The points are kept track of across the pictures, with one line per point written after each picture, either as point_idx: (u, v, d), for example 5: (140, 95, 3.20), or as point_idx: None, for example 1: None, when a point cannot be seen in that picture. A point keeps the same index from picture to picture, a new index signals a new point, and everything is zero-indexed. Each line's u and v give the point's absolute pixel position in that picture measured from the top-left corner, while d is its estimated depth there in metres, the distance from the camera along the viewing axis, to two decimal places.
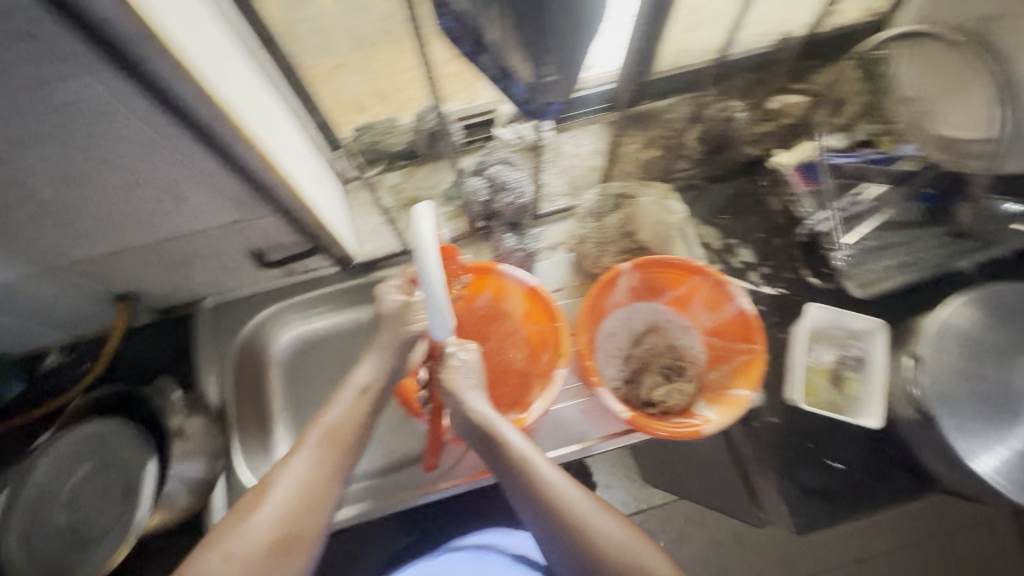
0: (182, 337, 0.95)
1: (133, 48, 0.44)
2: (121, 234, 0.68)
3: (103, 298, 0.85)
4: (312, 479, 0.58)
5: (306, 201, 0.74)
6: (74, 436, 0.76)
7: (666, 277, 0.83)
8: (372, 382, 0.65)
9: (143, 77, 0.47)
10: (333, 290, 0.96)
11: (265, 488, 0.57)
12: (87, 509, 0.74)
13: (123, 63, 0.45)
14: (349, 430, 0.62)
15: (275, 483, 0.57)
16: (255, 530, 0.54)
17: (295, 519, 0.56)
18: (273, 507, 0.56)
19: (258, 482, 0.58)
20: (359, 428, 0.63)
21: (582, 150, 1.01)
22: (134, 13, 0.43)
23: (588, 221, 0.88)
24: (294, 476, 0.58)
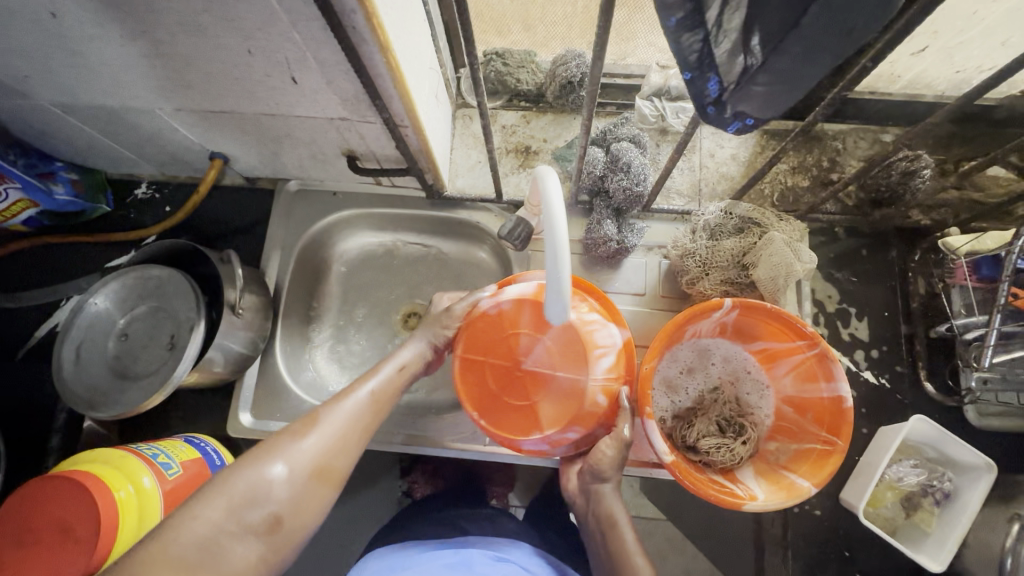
0: (260, 209, 0.94)
1: None
2: (228, 96, 0.64)
3: (199, 153, 0.83)
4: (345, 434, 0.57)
5: (417, 123, 0.67)
6: (137, 275, 0.77)
7: (764, 327, 0.74)
8: (411, 361, 0.69)
9: None
10: (411, 213, 0.90)
11: (314, 419, 0.57)
12: (134, 347, 0.75)
13: None
14: (339, 450, 0.57)
15: (325, 417, 0.57)
16: (299, 456, 0.53)
17: (333, 454, 0.56)
18: (320, 440, 0.56)
19: (309, 413, 0.58)
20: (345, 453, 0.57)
21: (722, 152, 0.88)
22: None
23: (701, 236, 0.78)
24: (337, 421, 0.58)
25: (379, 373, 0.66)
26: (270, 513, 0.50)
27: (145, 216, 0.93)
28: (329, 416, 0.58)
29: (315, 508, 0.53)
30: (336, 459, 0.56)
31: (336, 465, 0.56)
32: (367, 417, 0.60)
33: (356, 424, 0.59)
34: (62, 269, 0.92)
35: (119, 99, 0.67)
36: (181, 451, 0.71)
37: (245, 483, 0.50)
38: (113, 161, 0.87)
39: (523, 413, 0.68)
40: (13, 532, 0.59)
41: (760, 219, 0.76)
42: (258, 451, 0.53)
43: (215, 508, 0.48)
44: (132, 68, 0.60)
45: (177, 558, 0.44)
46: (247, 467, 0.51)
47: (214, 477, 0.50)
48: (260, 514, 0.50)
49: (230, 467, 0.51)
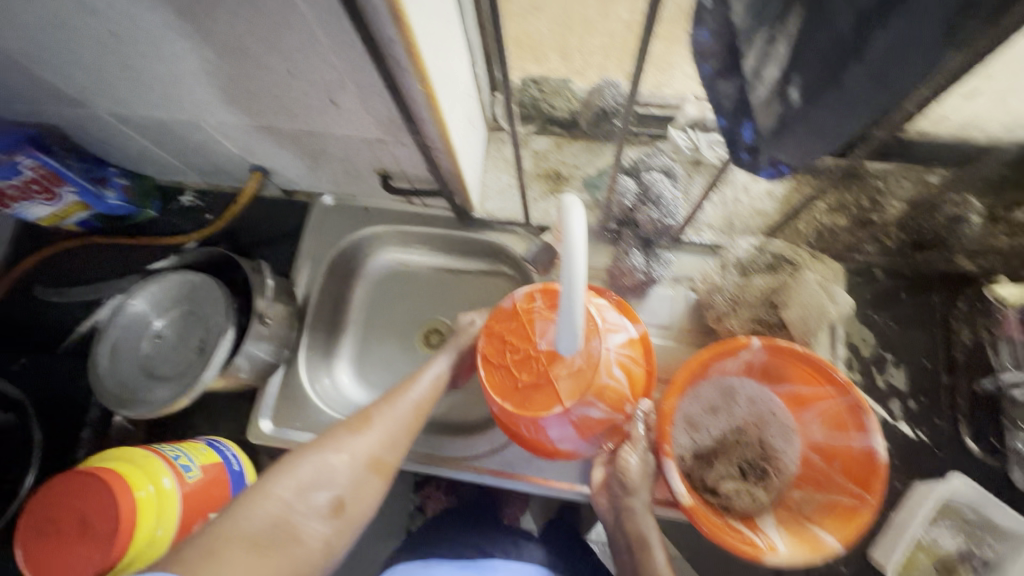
0: (296, 220, 0.96)
1: None
2: (271, 115, 0.67)
3: (242, 165, 0.86)
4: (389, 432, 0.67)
5: (450, 147, 0.68)
6: (174, 278, 0.80)
7: (794, 369, 0.71)
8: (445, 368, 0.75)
9: None
10: (440, 232, 0.91)
11: (366, 419, 0.67)
12: (166, 348, 0.78)
13: None
14: (389, 448, 0.66)
15: (375, 418, 0.67)
16: (356, 452, 0.64)
17: (386, 449, 0.66)
18: (374, 437, 0.66)
19: (361, 412, 0.68)
20: (395, 448, 0.67)
21: (757, 186, 0.86)
22: None
23: (731, 272, 0.76)
24: (386, 422, 0.68)
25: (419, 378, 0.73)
26: (335, 495, 0.62)
27: (187, 222, 0.97)
28: (380, 416, 0.68)
29: (371, 494, 0.64)
30: (387, 453, 0.66)
31: (386, 459, 0.66)
32: (410, 418, 0.69)
33: (400, 423, 0.68)
34: (108, 269, 0.96)
35: (171, 113, 0.71)
36: (202, 454, 0.73)
37: (312, 474, 0.61)
38: (161, 168, 0.92)
39: (543, 393, 0.63)
40: (36, 524, 0.61)
41: (794, 258, 0.74)
42: (321, 444, 0.64)
43: (289, 491, 0.59)
44: (183, 85, 0.63)
45: (255, 533, 0.55)
46: (312, 459, 0.62)
47: (289, 462, 0.61)
48: (327, 497, 0.61)
49: (299, 455, 0.63)
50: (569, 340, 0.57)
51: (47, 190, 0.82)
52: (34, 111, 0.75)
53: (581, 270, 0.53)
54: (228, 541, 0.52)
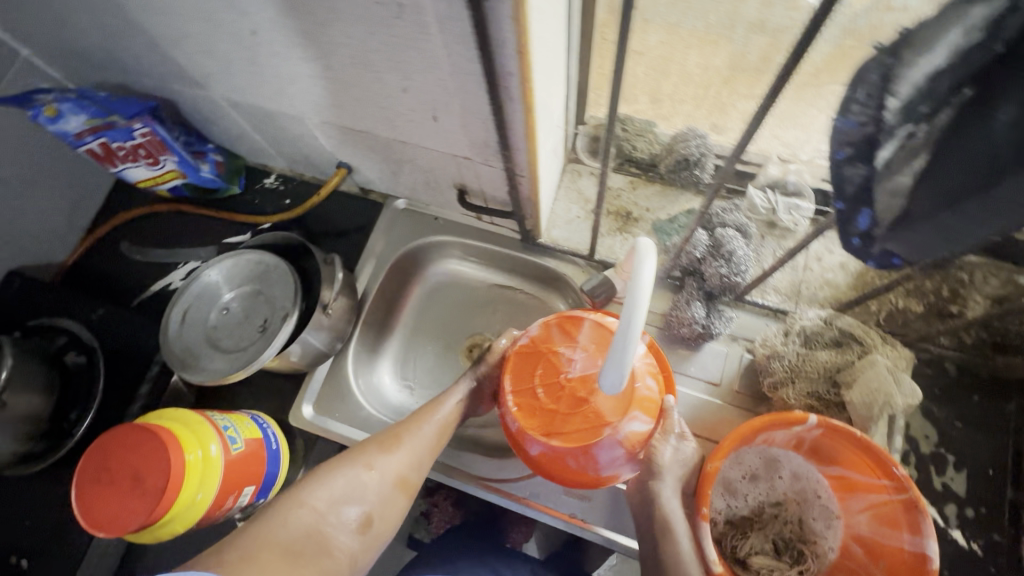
0: (366, 218, 1.00)
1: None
2: (371, 120, 0.70)
3: (328, 159, 0.91)
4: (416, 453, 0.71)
5: (535, 175, 0.69)
6: (250, 256, 0.84)
7: (846, 454, 0.68)
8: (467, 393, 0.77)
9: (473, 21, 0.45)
10: (503, 251, 0.93)
11: (396, 438, 0.71)
12: (232, 321, 0.82)
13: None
14: (415, 467, 0.70)
15: (405, 439, 0.71)
16: (384, 470, 0.69)
17: (413, 468, 0.70)
18: (402, 456, 0.70)
19: (393, 429, 0.72)
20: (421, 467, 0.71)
21: (831, 257, 0.84)
22: None
23: (794, 340, 0.74)
24: (414, 443, 0.71)
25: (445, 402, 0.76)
26: (362, 510, 0.67)
27: (266, 203, 1.02)
28: (409, 438, 0.71)
29: (395, 510, 0.69)
30: (413, 473, 0.71)
31: (411, 479, 0.70)
32: (435, 441, 0.73)
33: (426, 443, 0.72)
34: (187, 236, 1.02)
35: (279, 104, 0.75)
36: (247, 429, 0.76)
37: (342, 487, 0.67)
38: (253, 151, 0.97)
39: (587, 414, 0.64)
40: (94, 469, 0.64)
41: (863, 337, 0.72)
42: (354, 456, 0.69)
43: (320, 501, 0.66)
44: (299, 82, 0.67)
45: (288, 540, 0.62)
46: (343, 471, 0.68)
47: (325, 472, 0.68)
48: (353, 512, 0.67)
49: (334, 466, 0.69)
50: (614, 377, 0.57)
51: (151, 156, 0.89)
52: (157, 85, 0.81)
53: (641, 311, 0.54)
54: (263, 548, 0.60)
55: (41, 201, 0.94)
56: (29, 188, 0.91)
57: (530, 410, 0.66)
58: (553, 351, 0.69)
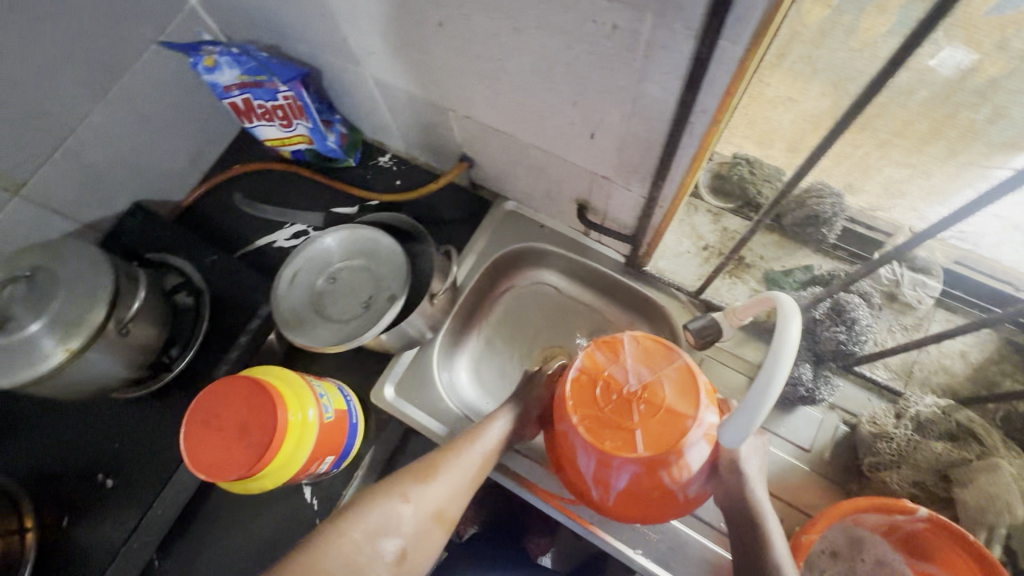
0: (471, 212, 1.01)
1: (721, 33, 0.41)
2: (521, 124, 0.71)
3: (452, 151, 0.92)
4: (457, 483, 0.66)
5: (674, 207, 0.69)
6: (363, 232, 0.86)
7: (943, 556, 0.65)
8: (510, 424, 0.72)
9: (691, 56, 0.44)
10: (602, 271, 0.92)
11: (432, 470, 0.66)
12: (338, 291, 0.84)
13: (698, 34, 0.42)
14: (454, 501, 0.65)
15: (442, 470, 0.66)
16: (422, 502, 0.63)
17: (451, 500, 0.65)
18: (440, 487, 0.64)
19: (428, 460, 0.67)
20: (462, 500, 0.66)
21: (950, 344, 0.80)
22: (754, 10, 0.39)
23: (905, 424, 0.71)
24: (450, 475, 0.66)
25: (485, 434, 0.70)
26: (398, 544, 0.60)
27: (377, 180, 1.05)
28: (446, 469, 0.66)
29: (431, 547, 0.63)
30: (450, 506, 0.65)
31: (448, 512, 0.65)
32: (475, 473, 0.68)
33: (467, 473, 0.67)
34: (297, 198, 1.05)
35: (430, 93, 0.77)
36: (335, 399, 0.78)
37: (380, 516, 0.61)
38: (378, 130, 1.00)
39: (672, 418, 0.60)
40: (204, 412, 0.67)
41: (984, 437, 0.68)
42: (388, 486, 0.64)
43: (356, 533, 0.59)
44: (462, 77, 0.68)
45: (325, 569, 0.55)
46: (379, 500, 0.62)
47: (357, 504, 0.62)
48: (390, 545, 0.60)
49: (367, 496, 0.63)
50: (737, 433, 0.56)
51: (286, 118, 0.92)
52: (312, 53, 0.83)
53: (782, 377, 0.52)
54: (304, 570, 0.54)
55: (175, 142, 0.98)
56: (169, 129, 0.96)
57: (607, 431, 0.60)
58: (605, 375, 0.63)
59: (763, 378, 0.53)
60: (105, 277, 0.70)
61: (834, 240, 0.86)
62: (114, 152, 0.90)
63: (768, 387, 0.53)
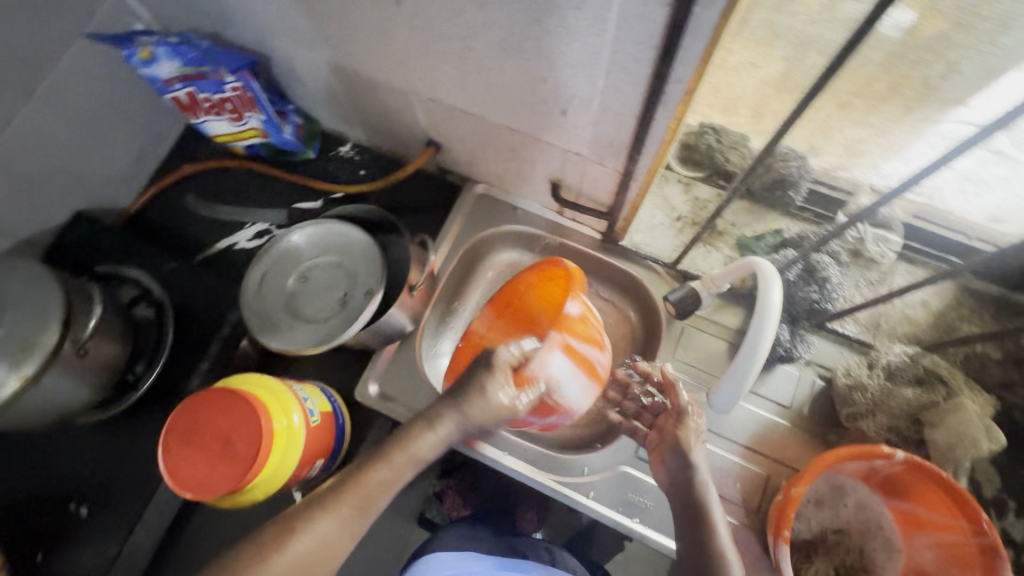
0: (441, 198, 0.99)
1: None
2: (490, 104, 0.69)
3: (418, 136, 0.89)
4: (321, 541, 0.52)
5: (649, 180, 0.69)
6: (331, 227, 0.83)
7: (918, 492, 0.70)
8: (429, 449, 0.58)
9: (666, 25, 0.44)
10: (578, 249, 0.92)
11: (283, 536, 0.52)
12: (311, 290, 0.81)
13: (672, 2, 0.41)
14: (313, 567, 0.51)
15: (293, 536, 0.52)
16: None
17: (303, 570, 0.51)
18: (290, 558, 0.51)
19: (284, 518, 0.54)
20: (328, 563, 0.52)
21: (914, 294, 0.84)
22: None
23: (879, 374, 0.74)
24: (313, 534, 0.52)
25: (379, 462, 0.56)
26: None
27: (340, 171, 1.01)
28: (295, 537, 0.52)
29: None
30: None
31: None
32: (351, 525, 0.54)
33: (337, 525, 0.53)
34: (255, 196, 1.00)
35: (392, 77, 0.74)
36: (320, 401, 0.76)
37: None
38: (336, 118, 0.95)
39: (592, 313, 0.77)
40: (184, 427, 0.63)
41: (947, 378, 0.72)
42: (230, 565, 0.50)
43: None
44: (425, 59, 0.65)
45: None
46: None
47: None
48: None
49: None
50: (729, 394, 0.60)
51: (236, 111, 0.86)
52: (259, 40, 0.78)
53: (768, 340, 0.56)
54: None
55: (114, 144, 0.91)
56: (107, 130, 0.89)
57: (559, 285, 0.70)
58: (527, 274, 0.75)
59: (751, 341, 0.57)
60: (53, 295, 0.65)
61: (800, 202, 0.87)
62: (49, 160, 0.83)
63: (756, 350, 0.56)
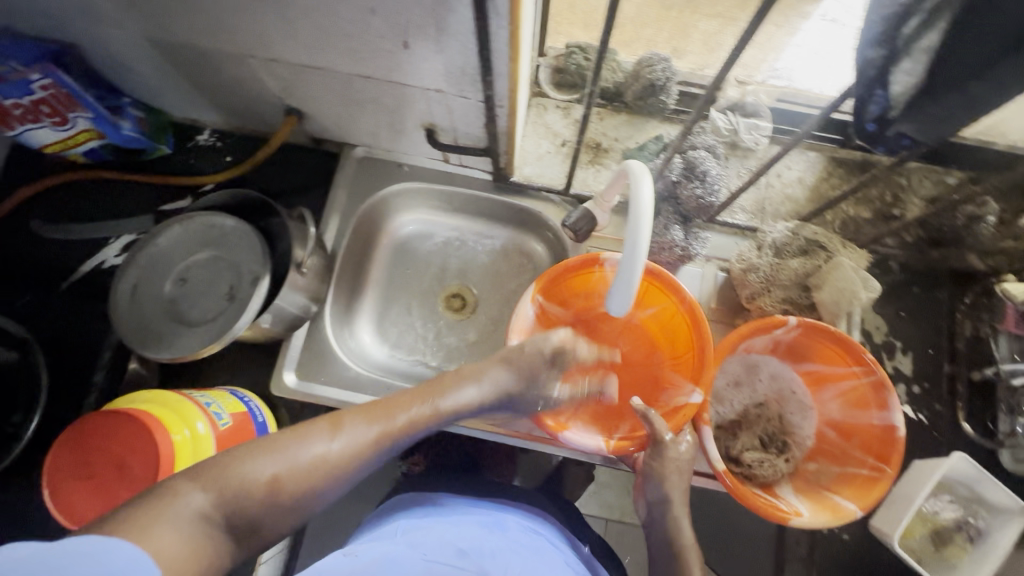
0: (321, 170, 0.93)
1: None
2: (331, 53, 0.64)
3: (274, 106, 0.82)
4: (345, 461, 0.53)
5: (514, 105, 0.67)
6: (200, 219, 0.76)
7: (819, 350, 0.75)
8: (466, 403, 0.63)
9: None
10: (472, 194, 0.90)
11: (332, 426, 0.54)
12: (192, 291, 0.74)
13: None
14: (322, 474, 0.52)
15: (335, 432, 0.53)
16: (304, 459, 0.51)
17: (325, 473, 0.52)
18: (333, 450, 0.52)
19: (331, 415, 0.55)
20: (338, 477, 0.53)
21: (790, 174, 0.89)
22: None
23: (766, 253, 0.79)
24: (343, 443, 0.53)
25: (418, 400, 0.60)
26: (257, 503, 0.48)
27: (203, 162, 0.93)
28: (344, 429, 0.54)
29: (284, 517, 0.50)
30: (324, 479, 0.52)
31: (316, 486, 0.51)
32: (372, 446, 0.55)
33: (364, 450, 0.54)
34: (112, 207, 0.90)
35: (218, 42, 0.67)
36: (229, 404, 0.70)
37: (270, 465, 0.49)
38: (181, 104, 0.86)
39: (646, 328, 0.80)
40: (71, 460, 0.59)
41: (827, 243, 0.77)
42: (287, 434, 0.52)
43: (209, 488, 0.46)
44: (243, 13, 0.59)
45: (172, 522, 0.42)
46: (264, 446, 0.50)
47: (224, 458, 0.49)
48: (247, 499, 0.48)
49: (252, 443, 0.51)
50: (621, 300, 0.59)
51: (58, 113, 0.76)
52: (56, 26, 0.68)
53: (644, 240, 0.54)
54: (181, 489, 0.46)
55: None
56: None
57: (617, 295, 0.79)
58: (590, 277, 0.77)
59: (629, 245, 0.54)
60: None
61: (673, 106, 0.87)
62: None
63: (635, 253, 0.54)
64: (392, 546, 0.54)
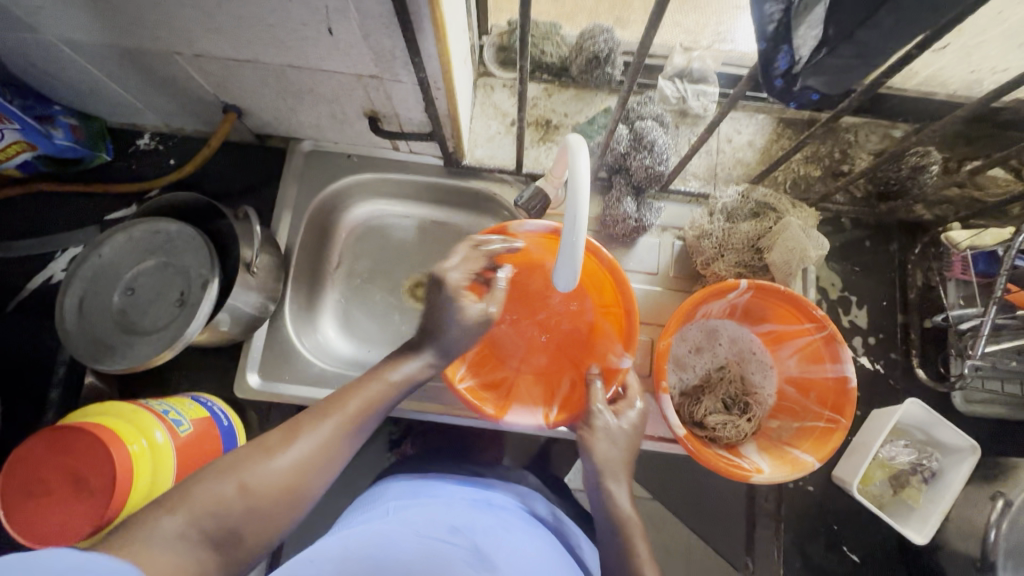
0: (270, 167, 0.91)
1: None
2: (255, 45, 0.62)
3: (211, 103, 0.80)
4: (310, 465, 0.50)
5: (450, 86, 0.66)
6: (143, 226, 0.74)
7: (774, 310, 0.75)
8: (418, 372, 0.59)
9: None
10: (425, 180, 0.89)
11: (289, 434, 0.51)
12: (142, 300, 0.73)
13: None
14: (288, 479, 0.48)
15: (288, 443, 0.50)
16: (273, 471, 0.48)
17: (301, 475, 0.49)
18: (297, 455, 0.49)
19: (286, 423, 0.52)
20: (310, 480, 0.50)
21: (739, 137, 0.89)
22: None
23: (718, 218, 0.79)
24: (299, 450, 0.50)
25: (363, 390, 0.56)
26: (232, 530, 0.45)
27: (147, 167, 0.90)
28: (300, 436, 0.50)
29: (269, 527, 0.47)
30: (298, 480, 0.49)
31: (292, 495, 0.48)
32: (335, 438, 0.52)
33: (325, 454, 0.51)
34: (56, 220, 0.88)
35: (138, 40, 0.64)
36: (190, 409, 0.69)
37: (240, 480, 0.47)
38: (116, 108, 0.84)
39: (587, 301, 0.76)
40: (22, 479, 0.58)
41: (776, 205, 0.79)
42: (241, 454, 0.49)
43: (177, 516, 0.42)
44: (157, 9, 0.57)
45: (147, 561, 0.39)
46: (216, 474, 0.47)
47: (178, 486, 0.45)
48: (219, 523, 0.44)
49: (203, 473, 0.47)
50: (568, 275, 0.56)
51: None
52: None
53: (584, 210, 0.52)
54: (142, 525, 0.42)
55: None
56: None
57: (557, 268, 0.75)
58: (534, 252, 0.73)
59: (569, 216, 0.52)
60: None
61: (619, 75, 0.87)
62: None
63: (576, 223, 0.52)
64: (385, 524, 0.51)
